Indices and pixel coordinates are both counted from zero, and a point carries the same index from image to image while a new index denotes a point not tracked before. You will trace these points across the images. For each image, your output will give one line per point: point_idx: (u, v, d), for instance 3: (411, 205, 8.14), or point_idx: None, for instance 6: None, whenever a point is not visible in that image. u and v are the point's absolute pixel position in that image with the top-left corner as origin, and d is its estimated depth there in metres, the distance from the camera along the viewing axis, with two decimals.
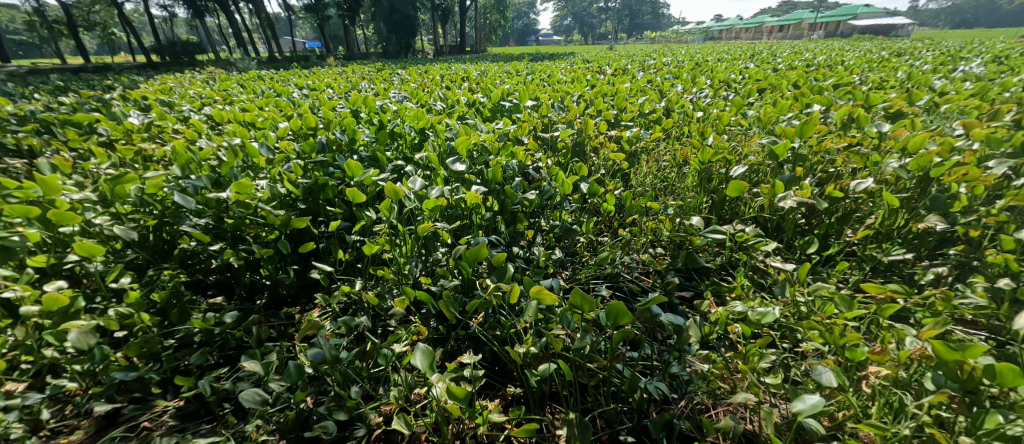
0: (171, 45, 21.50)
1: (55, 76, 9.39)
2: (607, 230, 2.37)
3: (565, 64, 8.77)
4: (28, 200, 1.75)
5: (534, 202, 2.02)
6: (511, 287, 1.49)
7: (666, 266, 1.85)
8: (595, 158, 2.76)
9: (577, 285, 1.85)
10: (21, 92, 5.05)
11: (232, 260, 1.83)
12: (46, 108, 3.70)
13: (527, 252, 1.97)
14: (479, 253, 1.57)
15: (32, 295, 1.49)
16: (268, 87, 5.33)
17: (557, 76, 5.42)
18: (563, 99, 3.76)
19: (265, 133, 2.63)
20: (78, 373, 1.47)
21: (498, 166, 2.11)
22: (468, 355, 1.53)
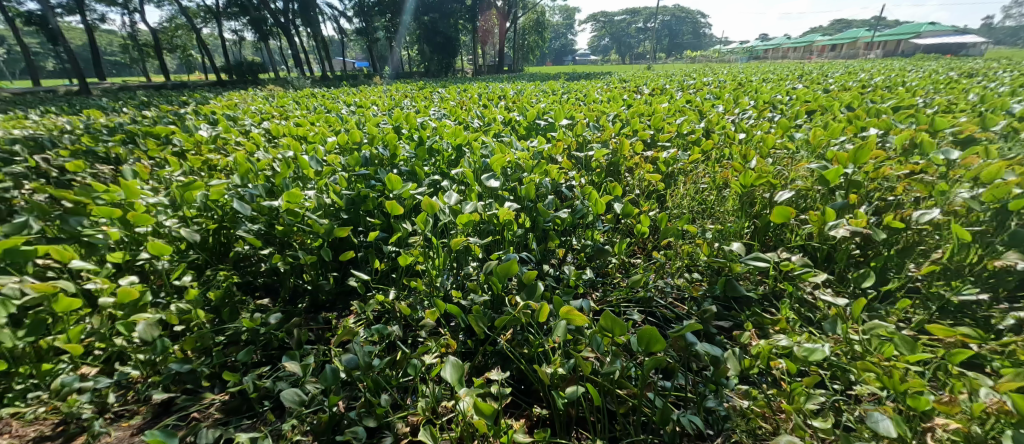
0: (236, 65, 23.33)
1: (142, 93, 10.54)
2: (641, 252, 2.31)
3: (602, 83, 8.75)
4: (112, 201, 1.93)
5: (566, 221, 2.00)
6: (540, 305, 1.47)
7: (703, 293, 1.76)
8: (630, 178, 2.70)
9: (608, 308, 1.80)
10: (113, 106, 5.65)
11: (279, 264, 1.93)
12: (132, 120, 4.10)
13: (558, 271, 1.94)
14: (510, 269, 1.57)
15: (109, 288, 1.59)
16: (320, 104, 5.67)
17: (594, 96, 5.41)
18: (599, 118, 3.74)
19: (314, 147, 2.78)
20: (141, 362, 1.57)
21: (532, 183, 2.12)
22: (495, 371, 1.52)
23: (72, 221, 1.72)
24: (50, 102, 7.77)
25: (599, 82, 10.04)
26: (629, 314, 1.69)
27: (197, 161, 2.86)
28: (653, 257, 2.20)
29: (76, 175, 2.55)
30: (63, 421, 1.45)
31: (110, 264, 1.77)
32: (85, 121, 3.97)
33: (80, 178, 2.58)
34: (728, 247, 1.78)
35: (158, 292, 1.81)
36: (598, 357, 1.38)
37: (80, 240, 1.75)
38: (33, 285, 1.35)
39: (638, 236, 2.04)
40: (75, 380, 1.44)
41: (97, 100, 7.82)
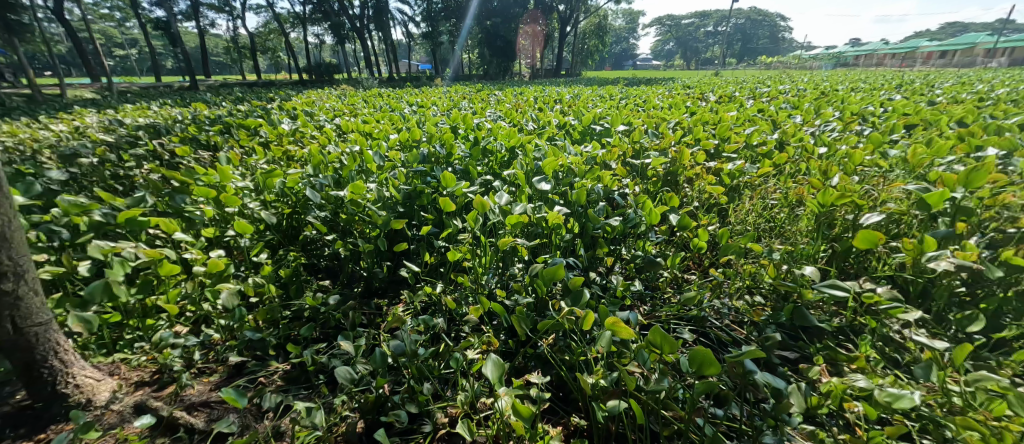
0: (313, 65, 25.14)
1: (238, 89, 11.75)
2: (696, 268, 2.18)
3: (666, 90, 8.41)
4: (209, 183, 2.16)
5: (616, 229, 1.93)
6: (585, 312, 1.42)
7: (765, 318, 1.62)
8: (689, 189, 2.57)
9: (656, 323, 1.71)
10: (213, 100, 6.32)
11: (340, 250, 2.05)
12: (228, 112, 4.57)
13: (604, 279, 1.87)
14: (556, 274, 1.52)
15: (201, 259, 1.79)
16: (386, 103, 5.95)
17: (655, 102, 5.22)
18: (660, 126, 3.58)
19: (379, 144, 2.92)
20: (222, 326, 1.69)
21: (584, 188, 2.05)
22: (535, 375, 1.48)
23: (178, 198, 1.94)
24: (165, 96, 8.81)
25: (661, 87, 9.59)
26: (680, 332, 1.59)
27: (278, 151, 3.10)
28: (711, 274, 2.07)
29: (181, 159, 2.87)
30: (159, 370, 1.59)
31: (203, 237, 1.98)
32: (192, 112, 4.47)
33: (184, 162, 2.91)
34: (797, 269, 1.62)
35: (239, 266, 1.99)
36: (644, 373, 1.30)
37: (183, 215, 1.96)
38: (145, 250, 1.50)
39: (694, 251, 1.93)
40: (171, 336, 1.57)
41: (202, 94, 8.81)
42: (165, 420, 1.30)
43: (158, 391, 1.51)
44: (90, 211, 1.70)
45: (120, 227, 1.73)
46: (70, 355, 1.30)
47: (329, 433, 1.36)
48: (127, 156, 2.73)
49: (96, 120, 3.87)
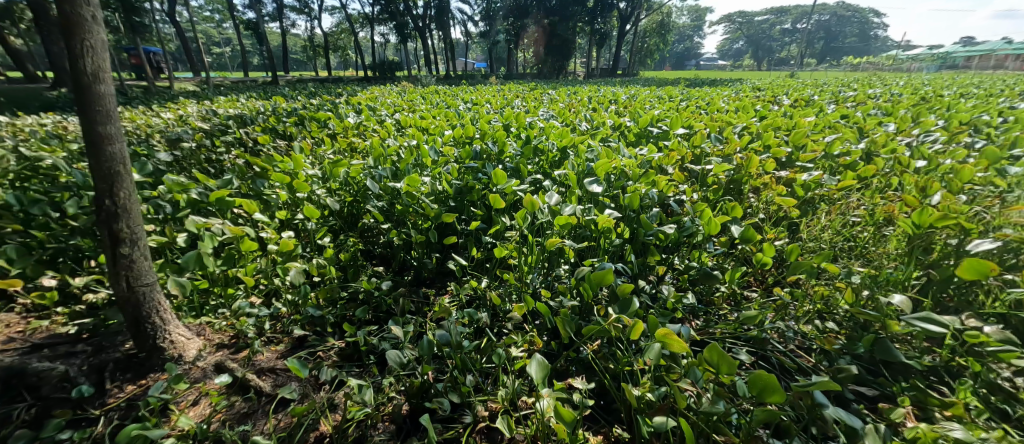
0: (378, 63, 26.36)
1: (312, 84, 12.65)
2: (758, 286, 2.05)
3: (733, 92, 7.92)
4: (284, 170, 2.36)
5: (670, 237, 1.84)
6: (634, 321, 1.37)
7: (839, 349, 1.49)
8: (755, 199, 2.42)
9: (710, 341, 1.62)
10: (290, 94, 6.84)
11: (395, 239, 2.15)
12: (302, 105, 4.93)
13: (654, 288, 1.81)
14: (605, 278, 1.47)
15: (274, 238, 1.98)
16: (442, 100, 6.12)
17: (721, 104, 4.94)
18: (724, 131, 3.39)
19: (435, 139, 3.02)
20: (288, 301, 1.86)
21: (637, 193, 1.95)
22: (580, 380, 1.45)
23: (259, 183, 2.18)
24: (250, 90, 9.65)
25: (728, 90, 9.05)
26: (735, 352, 1.49)
27: (343, 143, 3.29)
28: (775, 294, 1.93)
29: (261, 146, 3.14)
30: (236, 335, 1.72)
31: (277, 219, 2.16)
32: (272, 105, 4.87)
33: (264, 149, 3.19)
34: (881, 296, 1.47)
35: (305, 247, 2.14)
36: (697, 392, 1.25)
37: (260, 197, 2.16)
38: (230, 227, 1.70)
39: (756, 267, 1.81)
40: (246, 306, 1.74)
41: (280, 88, 9.56)
42: (239, 381, 1.43)
43: (235, 353, 1.64)
44: (187, 189, 1.92)
45: (210, 205, 1.94)
46: (166, 315, 1.42)
47: (377, 411, 1.43)
48: (218, 143, 3.04)
49: (194, 110, 4.33)
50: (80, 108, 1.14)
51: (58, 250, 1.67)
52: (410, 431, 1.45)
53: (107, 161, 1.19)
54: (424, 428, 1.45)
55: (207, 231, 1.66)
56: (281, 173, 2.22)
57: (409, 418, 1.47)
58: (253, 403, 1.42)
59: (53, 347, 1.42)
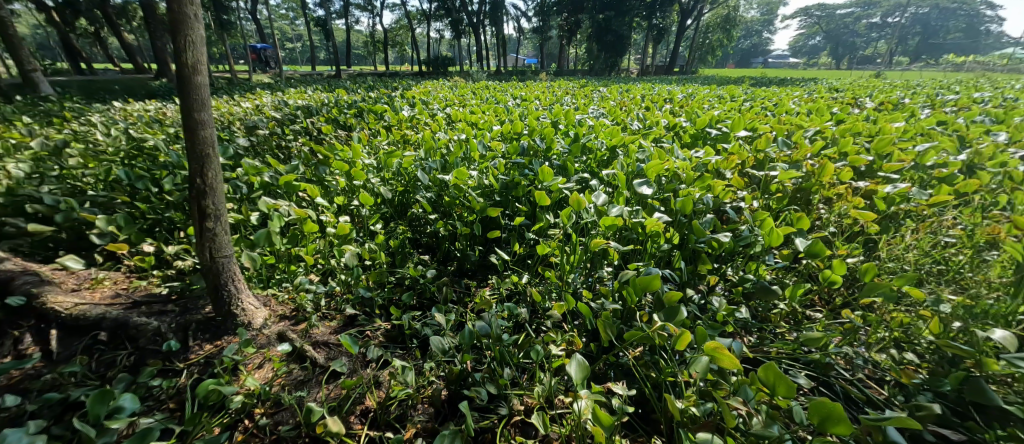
0: (433, 58, 27.05)
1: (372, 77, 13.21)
2: (824, 306, 1.93)
3: (806, 92, 7.36)
4: (343, 159, 2.53)
5: (724, 246, 1.74)
6: (680, 330, 1.34)
7: (919, 383, 1.36)
8: (825, 211, 2.27)
9: (765, 360, 1.55)
10: (351, 87, 7.24)
11: (441, 229, 2.23)
12: (362, 98, 5.20)
13: (703, 299, 1.75)
14: (652, 284, 1.45)
15: (331, 221, 2.13)
16: (492, 95, 6.20)
17: (791, 105, 4.62)
18: (792, 135, 3.16)
19: (483, 134, 3.08)
20: (341, 280, 1.99)
21: (690, 198, 1.86)
22: (620, 386, 1.44)
23: (322, 170, 2.38)
24: (318, 83, 10.25)
25: (801, 90, 8.39)
26: (794, 374, 1.41)
27: (397, 135, 3.45)
28: (842, 317, 1.79)
29: (324, 136, 3.37)
30: (296, 308, 1.85)
31: (335, 204, 2.32)
32: (334, 97, 5.19)
33: (326, 138, 3.41)
34: (978, 331, 1.34)
35: (358, 232, 2.27)
36: (747, 412, 1.19)
37: (322, 183, 2.36)
38: (295, 210, 1.86)
39: (823, 285, 1.69)
40: (306, 282, 1.89)
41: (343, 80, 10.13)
42: (298, 351, 1.57)
43: (295, 325, 1.77)
44: (260, 172, 2.14)
45: (278, 187, 2.15)
46: (239, 284, 1.57)
47: (418, 392, 1.51)
48: (287, 131, 3.30)
49: (269, 100, 4.72)
50: (182, 96, 1.30)
51: (156, 220, 2.01)
52: (448, 415, 1.50)
53: (200, 143, 1.34)
54: (461, 414, 1.49)
55: (275, 212, 1.85)
56: (340, 162, 2.40)
57: (447, 403, 1.54)
58: (308, 372, 1.53)
59: (150, 304, 1.63)
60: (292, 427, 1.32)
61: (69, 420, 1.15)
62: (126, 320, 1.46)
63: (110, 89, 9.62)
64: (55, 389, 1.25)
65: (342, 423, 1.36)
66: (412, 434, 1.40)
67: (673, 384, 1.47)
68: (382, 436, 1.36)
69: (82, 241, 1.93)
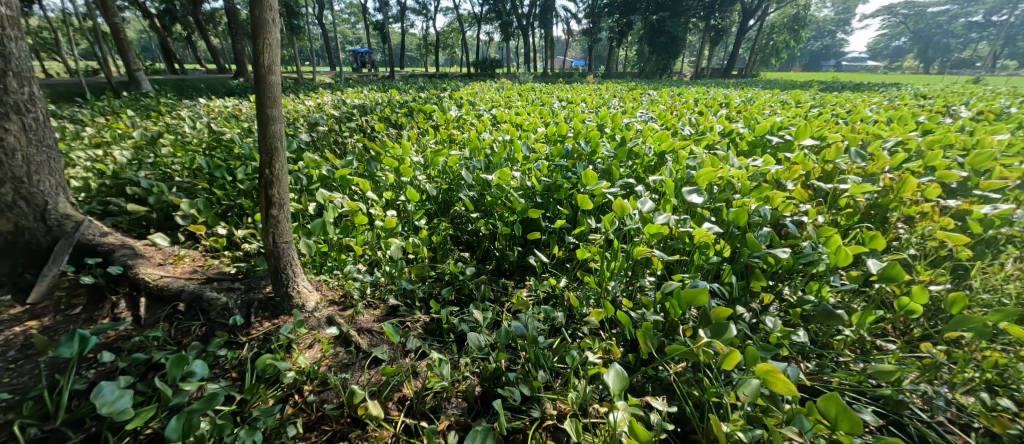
0: (482, 60, 27.51)
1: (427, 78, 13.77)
2: (897, 337, 1.78)
3: (885, 99, 6.75)
4: (393, 156, 2.67)
5: (781, 262, 1.58)
6: (728, 349, 1.29)
7: (1015, 434, 1.21)
8: (905, 231, 2.09)
9: (824, 390, 1.45)
10: (403, 87, 7.53)
11: (483, 228, 2.29)
12: (413, 98, 5.42)
13: (754, 318, 1.67)
14: (698, 298, 1.40)
15: (379, 215, 2.27)
16: (538, 97, 6.24)
17: (867, 113, 4.26)
18: (868, 145, 2.90)
19: (527, 136, 3.12)
20: (386, 272, 2.09)
21: (746, 209, 1.72)
22: (660, 401, 1.41)
23: (373, 166, 2.57)
24: (375, 82, 10.84)
25: (879, 95, 7.68)
26: (858, 409, 1.31)
27: (444, 134, 3.56)
28: (919, 350, 1.62)
29: (376, 134, 3.55)
30: (343, 295, 1.95)
31: (383, 198, 2.45)
32: (387, 97, 5.44)
33: (379, 135, 3.59)
34: None
35: (404, 227, 2.38)
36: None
37: (373, 178, 2.52)
38: (348, 202, 1.99)
39: (898, 313, 1.54)
40: (354, 271, 2.01)
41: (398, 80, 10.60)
42: (344, 335, 1.66)
43: (342, 310, 1.86)
44: (319, 166, 2.31)
45: (334, 180, 2.32)
46: (295, 268, 1.70)
47: (453, 386, 1.56)
48: (343, 128, 3.51)
49: (329, 98, 5.04)
50: (259, 93, 1.43)
51: (228, 206, 2.23)
52: (480, 412, 1.54)
53: (271, 137, 1.47)
54: (493, 412, 1.52)
55: (330, 203, 1.98)
56: (390, 159, 2.55)
57: (480, 400, 1.57)
58: (353, 356, 1.63)
59: (220, 281, 1.80)
60: (336, 406, 1.41)
61: (150, 379, 1.30)
62: (199, 294, 1.64)
63: (194, 86, 10.66)
64: (141, 350, 1.42)
65: (380, 408, 1.43)
66: (445, 426, 1.44)
67: (717, 405, 1.41)
68: (418, 425, 1.41)
69: (170, 222, 2.17)
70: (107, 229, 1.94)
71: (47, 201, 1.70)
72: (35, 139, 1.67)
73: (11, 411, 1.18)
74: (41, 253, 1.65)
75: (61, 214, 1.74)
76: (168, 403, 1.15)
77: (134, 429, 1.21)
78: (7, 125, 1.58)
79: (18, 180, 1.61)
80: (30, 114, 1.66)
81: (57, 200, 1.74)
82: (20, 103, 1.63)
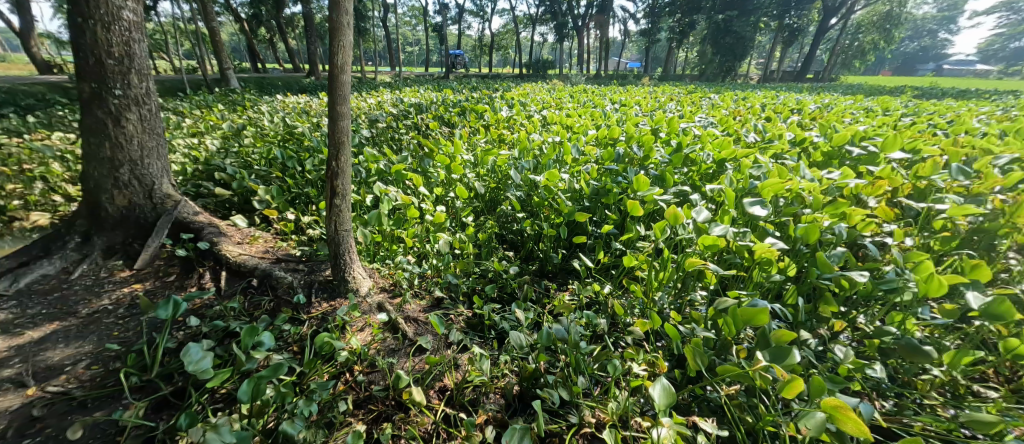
0: (535, 62, 27.55)
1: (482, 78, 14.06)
2: (998, 382, 1.57)
3: (996, 108, 5.94)
4: (445, 154, 2.75)
5: (857, 287, 1.43)
6: (789, 375, 1.22)
7: None
8: (1015, 263, 1.84)
9: (902, 432, 1.31)
10: (457, 87, 7.72)
11: (529, 229, 2.30)
12: (466, 97, 5.54)
13: (822, 345, 1.55)
14: (758, 318, 1.31)
15: (430, 210, 2.35)
16: (590, 99, 6.16)
17: (973, 124, 3.78)
18: (971, 162, 2.57)
19: (577, 138, 3.10)
20: (434, 266, 2.16)
21: (818, 224, 1.59)
22: (709, 423, 1.35)
23: (426, 163, 2.67)
24: (431, 81, 11.22)
25: (987, 104, 6.78)
26: None
27: (495, 134, 3.62)
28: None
29: (430, 132, 3.68)
30: (392, 284, 2.03)
31: (434, 194, 2.54)
32: (442, 96, 5.61)
33: (433, 133, 3.70)
34: None
35: (452, 223, 2.44)
36: None
37: (425, 174, 2.62)
38: (402, 197, 2.06)
39: (1003, 356, 1.37)
40: (404, 263, 2.09)
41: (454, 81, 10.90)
42: (392, 322, 1.73)
43: (391, 298, 1.94)
44: (377, 161, 2.44)
45: (390, 175, 2.44)
46: (353, 255, 1.79)
47: (492, 381, 1.57)
48: (400, 126, 3.67)
49: (389, 97, 5.27)
50: (331, 92, 1.53)
51: (296, 194, 2.40)
52: (518, 410, 1.54)
53: (339, 132, 1.56)
54: (530, 412, 1.53)
55: (386, 196, 2.08)
56: (442, 156, 2.63)
57: (518, 398, 1.57)
58: (399, 343, 1.69)
59: (286, 262, 1.95)
60: (383, 388, 1.47)
61: (227, 345, 1.45)
62: (270, 272, 1.81)
63: (273, 84, 11.62)
64: (220, 318, 1.59)
65: (423, 395, 1.47)
66: (483, 420, 1.46)
67: (774, 435, 1.32)
68: (457, 416, 1.44)
69: (248, 205, 2.41)
70: (200, 209, 2.29)
71: (153, 181, 2.13)
72: (148, 128, 2.11)
73: (117, 360, 1.47)
74: (147, 225, 2.09)
75: (164, 193, 2.16)
76: (241, 368, 1.28)
77: (212, 388, 1.35)
78: (128, 115, 2.04)
79: (134, 162, 2.06)
80: (145, 106, 2.10)
81: (161, 181, 2.17)
82: (139, 97, 2.07)
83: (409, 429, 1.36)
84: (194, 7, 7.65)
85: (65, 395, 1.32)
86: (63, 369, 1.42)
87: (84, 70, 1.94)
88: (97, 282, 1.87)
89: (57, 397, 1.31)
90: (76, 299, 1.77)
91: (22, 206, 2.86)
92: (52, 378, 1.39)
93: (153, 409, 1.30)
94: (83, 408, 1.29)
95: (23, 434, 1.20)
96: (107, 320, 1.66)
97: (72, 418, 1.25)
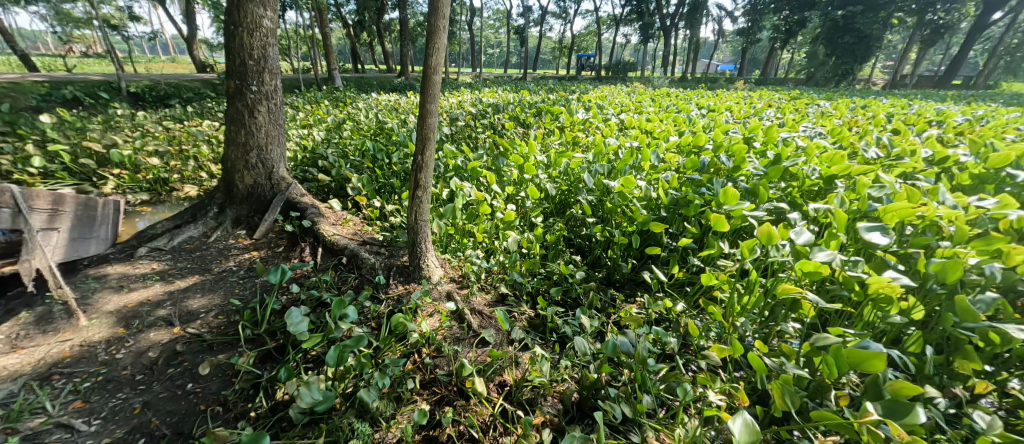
0: (617, 65, 26.79)
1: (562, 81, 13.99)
2: None
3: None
4: (519, 153, 2.76)
5: (1012, 344, 1.16)
6: (909, 437, 1.02)
7: None
8: None
9: None
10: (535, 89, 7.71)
11: (599, 234, 2.22)
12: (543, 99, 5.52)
13: (955, 402, 1.29)
14: (871, 363, 1.11)
15: (501, 208, 2.37)
16: (673, 103, 5.79)
17: None
18: None
19: (658, 144, 2.93)
20: (500, 263, 2.17)
21: (960, 260, 1.30)
22: None
23: (500, 162, 2.70)
24: (510, 83, 11.41)
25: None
26: None
27: (570, 137, 3.55)
28: None
29: (506, 132, 3.72)
30: (461, 275, 2.07)
31: (505, 193, 2.56)
32: (518, 97, 5.65)
33: (508, 133, 3.73)
34: None
35: (523, 222, 2.44)
36: None
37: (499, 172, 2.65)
38: (475, 193, 2.09)
39: None
40: (473, 257, 2.12)
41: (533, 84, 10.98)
42: (459, 312, 1.76)
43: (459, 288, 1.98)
44: (454, 158, 2.51)
45: (465, 171, 2.49)
46: (429, 245, 1.85)
47: (551, 385, 1.52)
48: (478, 125, 3.74)
49: (469, 96, 5.42)
50: (423, 91, 1.58)
51: (381, 185, 2.56)
52: (576, 418, 1.49)
53: (427, 128, 1.61)
54: (590, 422, 1.47)
55: (461, 191, 2.12)
56: (517, 155, 2.64)
57: (577, 406, 1.51)
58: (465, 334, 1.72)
59: (371, 245, 2.08)
60: (447, 373, 1.50)
61: (319, 313, 1.58)
62: (357, 253, 1.94)
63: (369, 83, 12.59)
64: (314, 287, 1.75)
65: (484, 388, 1.47)
66: (540, 421, 1.42)
67: None
68: (515, 413, 1.41)
69: (342, 191, 2.62)
70: (305, 193, 2.53)
71: (273, 165, 2.39)
72: (273, 119, 2.36)
73: (238, 313, 1.66)
74: (265, 202, 2.37)
75: (281, 176, 2.41)
76: (330, 335, 1.39)
77: (306, 349, 1.47)
78: (260, 108, 2.30)
79: (261, 148, 2.33)
80: (273, 100, 2.36)
81: (279, 165, 2.42)
82: (269, 93, 2.33)
83: (468, 417, 1.37)
84: (309, 13, 8.55)
85: (198, 337, 1.53)
86: (198, 315, 1.65)
87: (232, 68, 2.24)
88: (225, 248, 2.15)
89: (193, 337, 1.53)
90: (211, 258, 2.06)
91: (178, 180, 3.40)
92: (190, 321, 1.61)
93: (259, 359, 1.46)
94: (211, 350, 1.49)
95: (169, 364, 1.42)
96: (231, 279, 1.90)
97: (203, 356, 1.45)
